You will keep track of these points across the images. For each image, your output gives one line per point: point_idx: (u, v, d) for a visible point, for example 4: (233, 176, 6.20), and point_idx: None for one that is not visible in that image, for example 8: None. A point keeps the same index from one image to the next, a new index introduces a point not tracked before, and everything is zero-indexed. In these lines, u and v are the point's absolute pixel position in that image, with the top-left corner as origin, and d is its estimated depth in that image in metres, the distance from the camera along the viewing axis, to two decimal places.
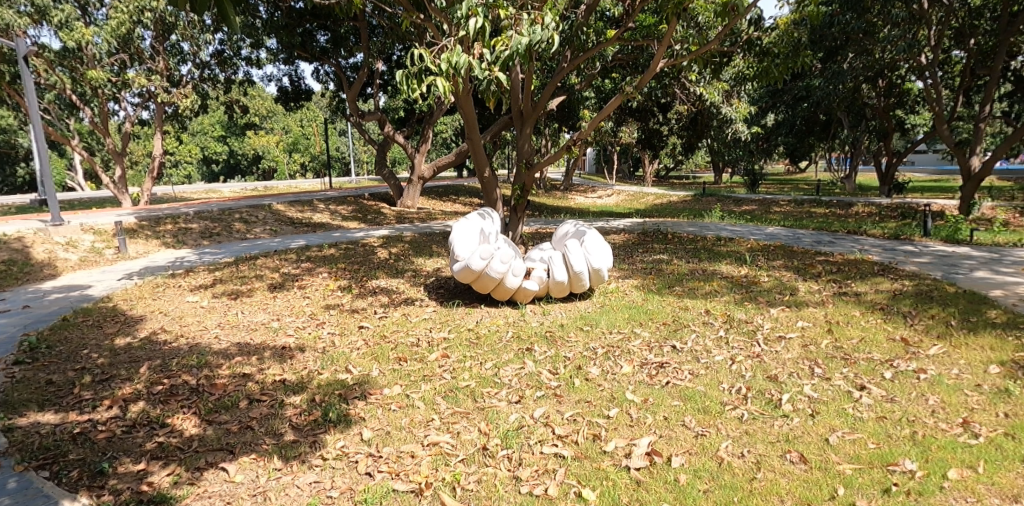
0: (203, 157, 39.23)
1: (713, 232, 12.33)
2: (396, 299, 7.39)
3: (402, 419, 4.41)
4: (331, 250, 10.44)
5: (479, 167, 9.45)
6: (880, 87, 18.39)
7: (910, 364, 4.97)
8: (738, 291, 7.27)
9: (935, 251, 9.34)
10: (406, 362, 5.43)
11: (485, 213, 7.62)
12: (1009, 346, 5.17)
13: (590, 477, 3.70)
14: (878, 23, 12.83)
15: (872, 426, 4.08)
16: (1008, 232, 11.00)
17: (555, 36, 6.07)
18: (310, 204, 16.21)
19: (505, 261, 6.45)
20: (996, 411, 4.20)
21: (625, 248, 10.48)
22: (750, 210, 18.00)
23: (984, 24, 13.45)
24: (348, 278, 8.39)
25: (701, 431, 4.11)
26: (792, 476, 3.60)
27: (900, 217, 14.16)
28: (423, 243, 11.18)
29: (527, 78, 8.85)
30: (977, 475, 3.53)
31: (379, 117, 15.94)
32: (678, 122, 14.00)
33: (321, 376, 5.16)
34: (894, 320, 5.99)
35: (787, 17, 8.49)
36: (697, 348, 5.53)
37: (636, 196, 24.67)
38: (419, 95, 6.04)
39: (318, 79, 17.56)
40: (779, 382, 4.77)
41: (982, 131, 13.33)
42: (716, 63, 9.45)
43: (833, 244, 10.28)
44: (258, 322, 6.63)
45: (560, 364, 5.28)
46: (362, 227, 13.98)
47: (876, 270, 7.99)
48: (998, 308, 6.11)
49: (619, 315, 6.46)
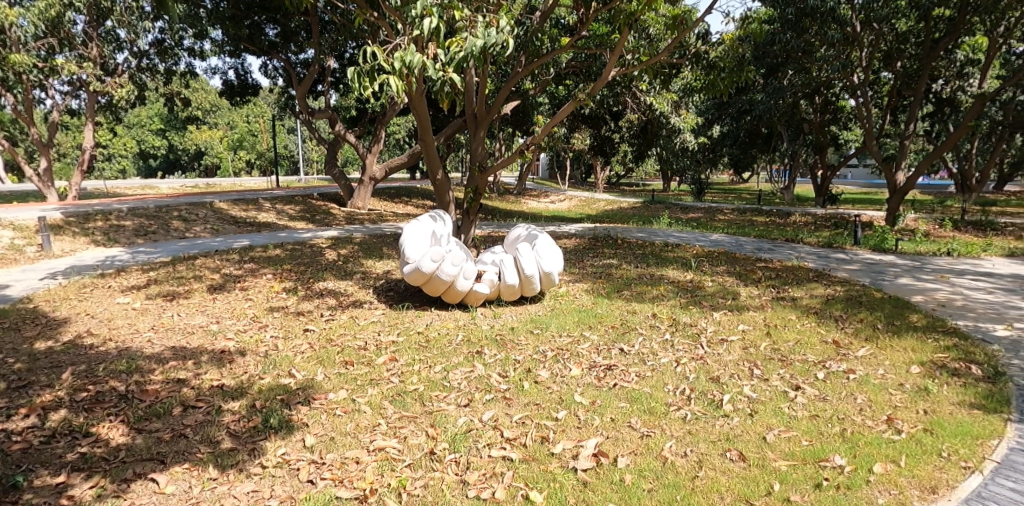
0: (140, 151, 37.64)
1: (660, 237, 12.65)
2: (343, 301, 7.23)
3: (347, 425, 4.31)
4: (275, 250, 10.15)
5: (431, 169, 9.33)
6: (817, 103, 19.31)
7: (841, 365, 5.21)
8: (684, 295, 7.49)
9: (864, 259, 9.86)
10: (353, 366, 5.32)
11: (437, 215, 7.53)
12: (928, 347, 5.50)
13: (537, 479, 3.71)
14: (815, 43, 13.50)
15: (806, 424, 4.24)
16: (929, 242, 11.73)
17: (509, 40, 6.03)
18: (254, 203, 15.66)
19: (456, 263, 6.44)
20: (916, 408, 4.44)
21: (576, 252, 10.62)
22: (696, 218, 18.54)
23: (910, 49, 14.33)
24: (293, 280, 8.14)
25: (646, 432, 4.19)
26: (732, 473, 3.71)
27: (834, 227, 14.88)
28: (373, 244, 11.01)
29: (481, 82, 8.86)
30: (899, 468, 3.69)
31: (331, 115, 15.54)
32: (629, 130, 14.37)
33: (263, 381, 4.99)
34: (827, 324, 6.27)
35: (732, 33, 8.75)
36: (643, 350, 5.64)
37: (588, 202, 25.00)
38: (371, 94, 5.85)
39: (266, 73, 17.10)
40: (721, 383, 4.91)
41: (907, 149, 14.06)
42: (665, 74, 9.69)
43: (773, 251, 10.72)
44: (195, 325, 6.36)
45: (510, 367, 5.29)
46: (310, 227, 13.64)
47: (811, 276, 8.38)
48: (919, 312, 6.49)
49: (569, 318, 6.53)
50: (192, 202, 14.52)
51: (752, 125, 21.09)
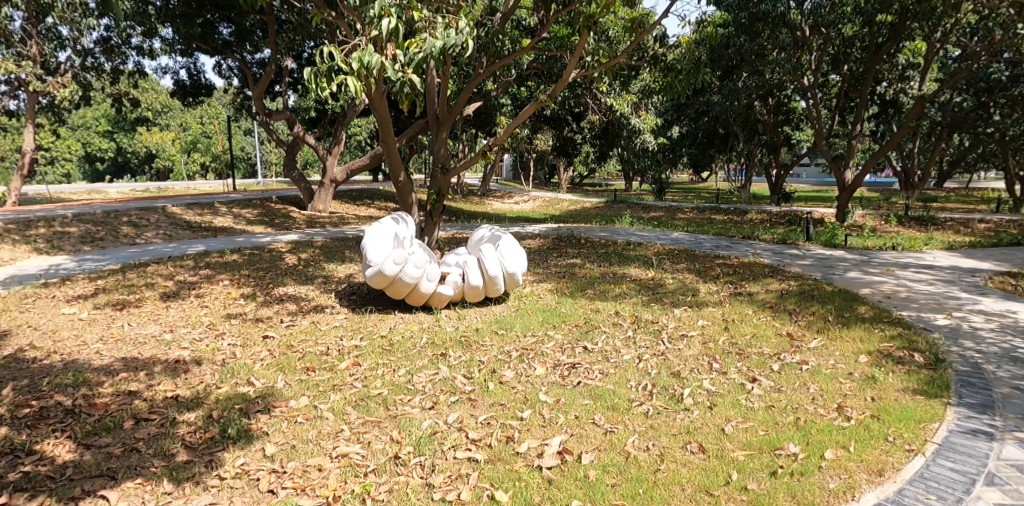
0: (85, 154, 36.33)
1: (623, 236, 12.83)
2: (304, 307, 7.10)
3: (309, 432, 4.24)
4: (232, 256, 9.89)
5: (393, 171, 9.25)
6: (771, 104, 19.90)
7: (795, 356, 5.39)
8: (646, 293, 7.61)
9: (816, 254, 10.21)
10: (314, 372, 5.24)
11: (400, 217, 7.48)
12: (875, 337, 5.74)
13: (503, 479, 3.73)
14: (768, 47, 13.91)
15: (762, 414, 4.37)
16: (876, 237, 12.22)
17: (469, 41, 6.02)
18: (209, 207, 15.24)
19: (419, 266, 6.40)
20: (864, 395, 4.62)
21: (540, 253, 10.67)
22: (657, 216, 18.86)
23: (856, 52, 14.91)
24: (251, 286, 7.96)
25: (610, 428, 4.25)
26: (692, 465, 3.79)
27: (788, 224, 15.36)
28: (335, 248, 10.85)
29: (443, 83, 8.82)
30: (849, 453, 3.84)
31: (289, 117, 15.23)
32: (590, 131, 14.53)
33: (220, 390, 4.87)
34: (782, 317, 6.47)
35: (689, 36, 8.94)
36: (606, 348, 5.72)
37: (551, 202, 25.16)
38: (328, 95, 5.75)
39: (220, 74, 16.67)
40: (681, 378, 5.02)
41: (855, 148, 14.61)
42: (624, 76, 9.84)
43: (730, 248, 11.00)
44: (148, 334, 6.16)
45: (475, 368, 5.29)
46: (268, 232, 13.35)
47: (767, 271, 8.63)
48: (867, 304, 6.76)
49: (533, 318, 6.57)
50: (142, 207, 14.04)
51: (709, 126, 21.58)
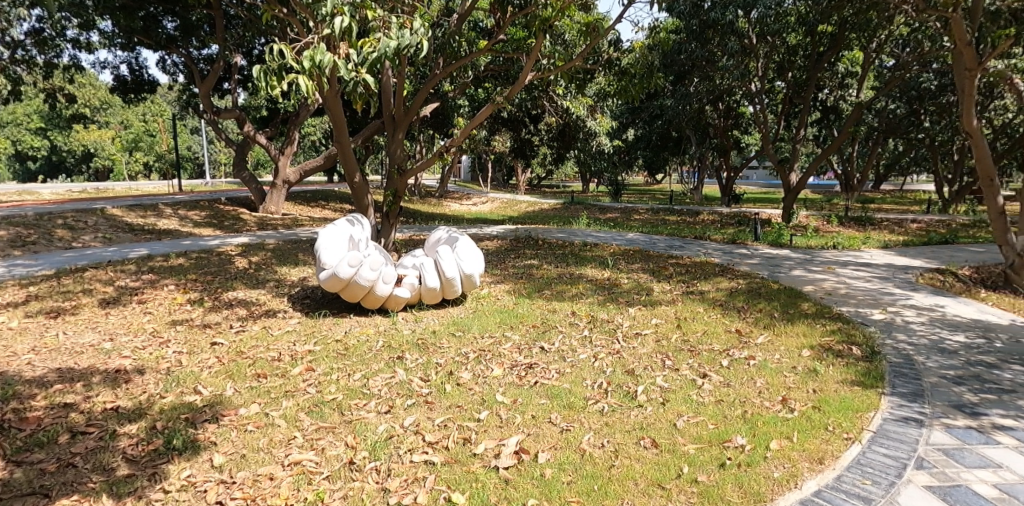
0: (15, 152, 35.35)
1: (579, 237, 12.99)
2: (255, 311, 6.92)
3: (260, 440, 4.14)
4: (178, 260, 9.55)
5: (348, 172, 9.11)
6: (720, 108, 20.51)
7: (743, 352, 5.57)
8: (601, 293, 7.73)
9: (763, 253, 10.58)
10: (265, 379, 5.11)
11: (354, 219, 7.37)
12: (817, 332, 5.99)
13: (459, 481, 3.72)
14: (717, 53, 14.33)
15: (711, 409, 4.50)
16: (819, 237, 12.74)
17: (424, 42, 5.98)
18: (153, 209, 14.66)
19: (374, 268, 6.32)
20: (807, 388, 4.81)
21: (498, 254, 10.70)
22: (613, 217, 19.16)
23: (799, 60, 15.53)
24: (198, 291, 7.70)
25: (565, 426, 4.30)
26: (645, 460, 3.87)
27: (738, 224, 15.86)
28: (288, 251, 10.60)
29: (398, 83, 8.75)
30: (792, 443, 3.99)
31: (238, 115, 14.81)
32: (547, 133, 14.66)
33: (164, 400, 4.70)
34: (731, 314, 6.68)
35: (642, 41, 9.13)
36: (563, 347, 5.78)
37: (509, 204, 25.23)
38: (279, 94, 5.61)
39: (164, 69, 16.08)
40: (635, 375, 5.12)
41: (799, 151, 15.20)
42: (579, 79, 9.97)
43: (683, 248, 11.27)
44: (85, 343, 5.88)
45: (432, 370, 5.26)
46: (217, 234, 12.94)
47: (717, 270, 8.89)
48: (810, 301, 7.05)
49: (490, 319, 6.58)
50: (80, 209, 13.40)
51: (662, 129, 22.07)
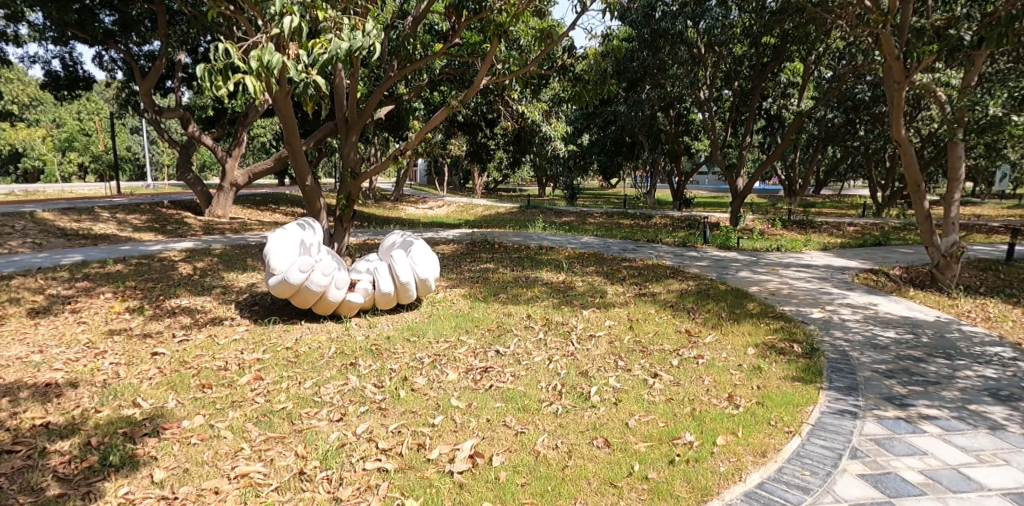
0: None
1: (535, 241, 13.08)
2: (199, 319, 6.68)
3: (204, 453, 4.00)
4: (116, 266, 9.14)
5: (299, 175, 8.92)
6: (671, 115, 21.03)
7: (692, 351, 5.72)
8: (557, 296, 7.80)
9: (712, 256, 10.89)
10: (211, 389, 4.94)
11: (306, 223, 7.21)
12: (762, 330, 6.21)
13: (413, 487, 3.68)
14: (668, 61, 14.70)
15: (662, 407, 4.61)
16: (765, 239, 13.21)
17: (377, 44, 5.92)
18: (89, 213, 13.98)
19: (327, 273, 6.20)
20: (752, 384, 4.98)
21: (454, 258, 10.66)
22: (569, 221, 19.37)
23: (745, 70, 16.09)
24: (138, 299, 7.38)
25: (520, 429, 4.31)
26: (598, 460, 3.92)
27: (688, 228, 16.29)
28: (235, 256, 10.29)
29: (352, 85, 8.62)
30: (737, 439, 4.12)
31: (183, 115, 14.30)
32: (504, 137, 14.72)
33: (100, 415, 4.48)
34: (681, 315, 6.85)
35: (596, 48, 9.27)
36: (518, 351, 5.80)
37: (466, 207, 25.19)
38: (225, 94, 5.44)
39: (101, 66, 15.38)
40: (589, 376, 5.19)
41: (745, 157, 15.74)
42: (534, 84, 10.04)
43: (636, 251, 11.49)
44: (12, 356, 5.55)
45: (385, 376, 5.20)
46: (159, 239, 12.44)
47: (668, 272, 9.11)
48: (756, 301, 7.30)
49: (446, 323, 6.55)
50: (8, 213, 12.66)
51: (616, 135, 22.47)
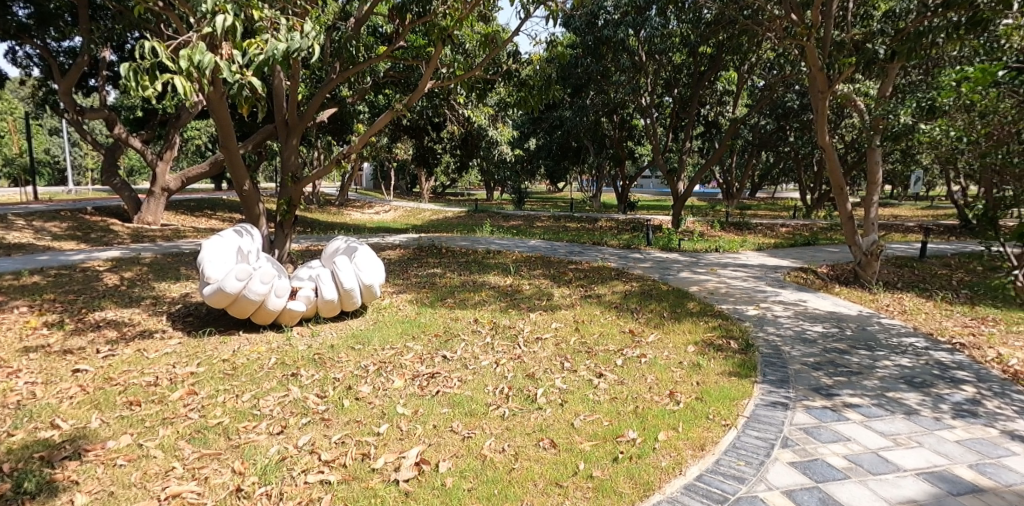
0: None
1: (483, 245, 13.06)
2: (127, 333, 6.33)
3: (132, 474, 3.77)
4: (33, 278, 8.54)
5: (236, 179, 8.59)
6: (615, 120, 21.47)
7: (636, 351, 5.82)
8: (504, 299, 7.80)
9: (655, 257, 11.15)
10: (139, 406, 4.68)
11: (244, 229, 6.95)
12: (702, 328, 6.40)
13: (357, 498, 3.59)
14: (612, 68, 15.00)
15: (607, 406, 4.67)
16: (705, 241, 13.64)
17: (316, 45, 5.77)
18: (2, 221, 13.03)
19: (266, 281, 5.98)
20: (692, 381, 5.11)
21: (399, 263, 10.51)
22: (516, 225, 19.44)
23: (683, 79, 16.49)
24: (58, 313, 6.92)
25: (467, 434, 4.28)
26: (545, 461, 3.93)
27: (632, 230, 16.63)
28: (167, 265, 9.80)
29: (292, 87, 8.38)
30: (678, 434, 4.21)
31: (108, 116, 13.55)
32: (450, 141, 14.65)
33: (13, 439, 4.17)
34: (625, 316, 6.98)
35: (540, 54, 9.37)
36: (465, 355, 5.76)
37: (412, 212, 24.91)
38: (152, 94, 5.17)
39: (15, 62, 14.40)
40: (536, 379, 5.20)
41: (685, 161, 16.23)
42: (479, 89, 10.05)
43: (582, 253, 11.64)
44: None
45: (329, 386, 5.06)
46: (83, 248, 11.73)
47: (613, 274, 9.26)
48: (696, 300, 7.52)
49: (391, 330, 6.44)
50: None
51: (562, 139, 22.74)
